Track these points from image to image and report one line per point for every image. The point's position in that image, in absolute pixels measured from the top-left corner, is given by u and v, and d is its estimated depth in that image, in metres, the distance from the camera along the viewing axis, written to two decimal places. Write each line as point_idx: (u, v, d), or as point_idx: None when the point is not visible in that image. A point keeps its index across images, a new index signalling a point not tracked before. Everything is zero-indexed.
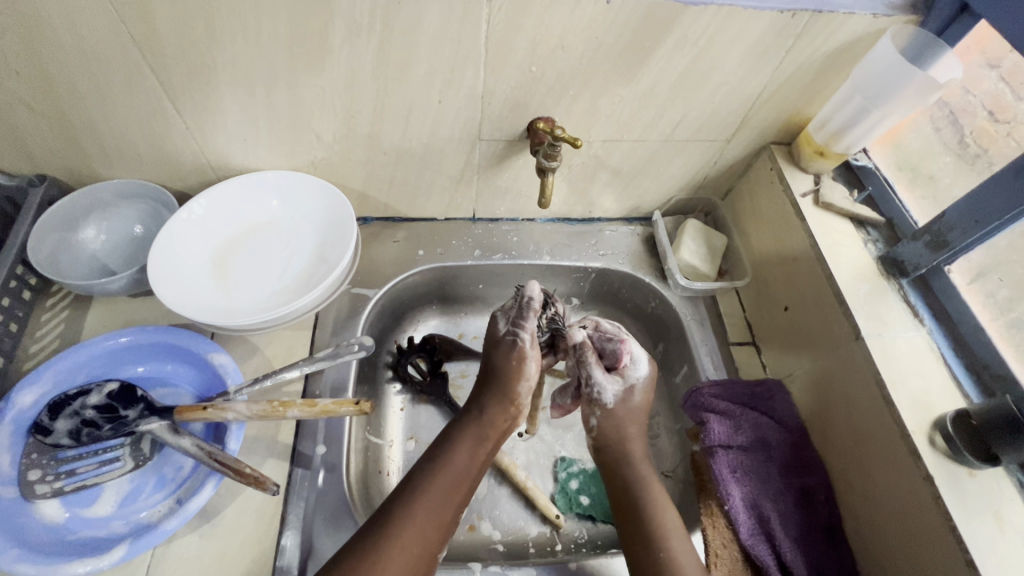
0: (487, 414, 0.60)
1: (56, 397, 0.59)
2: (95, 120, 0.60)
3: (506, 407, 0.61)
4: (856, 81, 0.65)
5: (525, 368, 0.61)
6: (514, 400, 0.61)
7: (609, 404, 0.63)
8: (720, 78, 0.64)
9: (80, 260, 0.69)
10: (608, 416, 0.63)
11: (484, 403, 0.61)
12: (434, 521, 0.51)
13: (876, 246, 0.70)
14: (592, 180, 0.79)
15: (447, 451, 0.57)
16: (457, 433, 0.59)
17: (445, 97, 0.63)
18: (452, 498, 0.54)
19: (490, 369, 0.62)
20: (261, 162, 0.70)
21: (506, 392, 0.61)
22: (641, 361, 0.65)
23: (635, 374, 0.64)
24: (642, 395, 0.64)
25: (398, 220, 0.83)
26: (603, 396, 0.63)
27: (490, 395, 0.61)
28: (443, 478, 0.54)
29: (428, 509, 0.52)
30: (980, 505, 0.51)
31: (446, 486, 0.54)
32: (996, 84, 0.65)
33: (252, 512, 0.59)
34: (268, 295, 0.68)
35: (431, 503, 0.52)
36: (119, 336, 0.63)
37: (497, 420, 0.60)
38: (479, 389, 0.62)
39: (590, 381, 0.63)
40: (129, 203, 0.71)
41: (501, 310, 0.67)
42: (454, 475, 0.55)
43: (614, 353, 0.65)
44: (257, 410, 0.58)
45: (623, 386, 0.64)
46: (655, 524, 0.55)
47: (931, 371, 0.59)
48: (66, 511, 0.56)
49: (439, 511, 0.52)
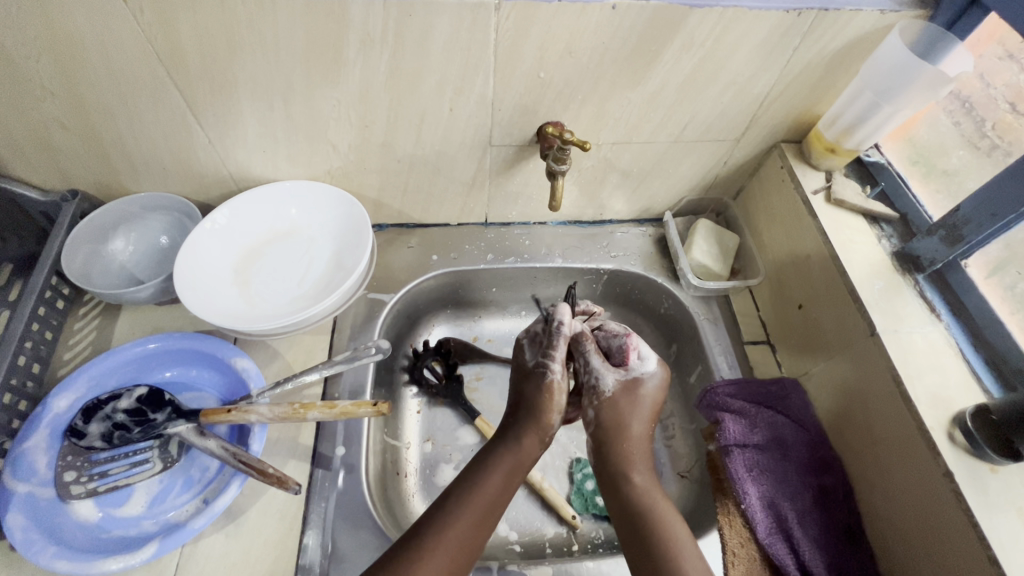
0: (522, 443, 0.58)
1: (90, 401, 0.61)
2: (124, 136, 0.63)
3: (541, 435, 0.59)
4: (866, 78, 0.64)
5: (556, 403, 0.59)
6: (547, 430, 0.59)
7: (607, 392, 0.61)
8: (727, 77, 0.64)
9: (110, 271, 0.72)
10: (610, 407, 0.60)
11: (519, 431, 0.59)
12: (461, 547, 0.51)
13: (890, 242, 0.69)
14: (602, 182, 0.80)
15: (480, 476, 0.55)
16: (493, 459, 0.57)
17: (456, 105, 0.64)
18: (481, 522, 0.53)
19: (524, 396, 0.61)
20: (280, 172, 0.72)
21: (538, 421, 0.59)
22: (648, 358, 0.63)
23: (642, 369, 0.62)
24: (650, 396, 0.61)
25: (411, 227, 0.85)
26: (602, 384, 0.61)
27: (525, 422, 0.59)
28: (473, 505, 0.53)
29: (459, 537, 0.51)
30: (1004, 502, 0.50)
31: (475, 512, 0.53)
32: (1014, 75, 0.64)
33: (275, 511, 0.60)
34: (289, 300, 0.70)
35: (463, 527, 0.52)
36: (147, 343, 0.65)
37: (530, 451, 0.58)
38: (511, 415, 0.61)
39: (589, 369, 0.63)
40: (155, 215, 0.74)
41: (527, 338, 0.66)
42: (485, 500, 0.54)
43: (620, 347, 0.65)
44: (279, 413, 0.59)
45: (626, 378, 0.62)
46: (666, 537, 0.52)
47: (951, 366, 0.58)
48: (99, 511, 0.58)
49: (469, 536, 0.52)
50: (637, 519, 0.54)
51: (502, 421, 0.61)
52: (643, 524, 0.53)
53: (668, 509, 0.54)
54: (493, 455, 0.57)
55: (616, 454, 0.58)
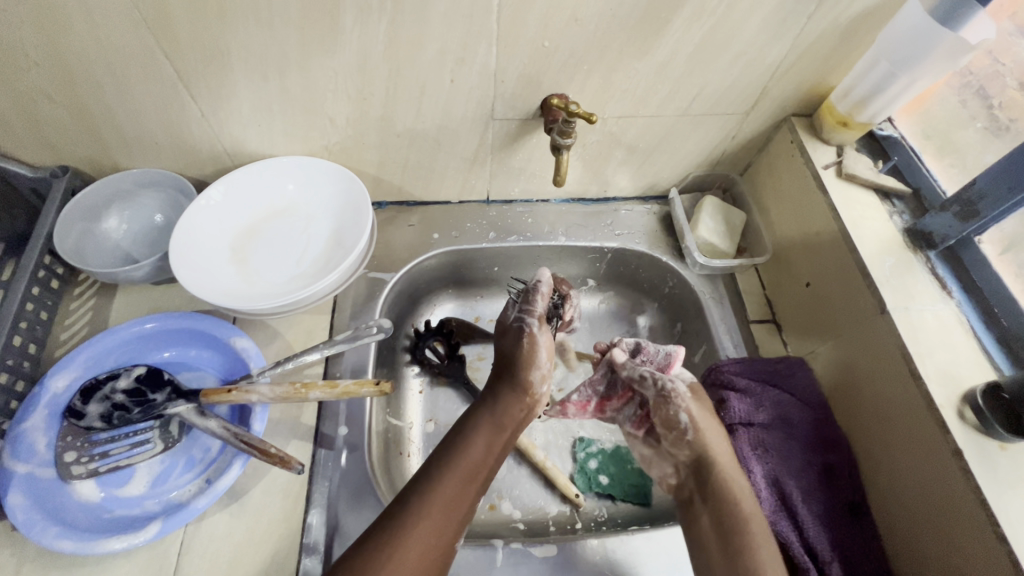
0: (504, 405, 0.61)
1: (88, 381, 0.60)
2: (113, 108, 0.61)
3: (524, 398, 0.62)
4: (883, 46, 0.62)
5: (537, 356, 0.62)
6: (528, 386, 0.62)
7: (683, 391, 0.62)
8: (739, 47, 0.62)
9: (104, 250, 0.71)
10: (693, 413, 0.61)
11: (499, 393, 0.62)
12: (448, 508, 0.52)
13: (902, 218, 0.67)
14: (607, 158, 0.78)
15: (464, 440, 0.57)
16: (475, 425, 0.59)
17: (458, 76, 0.62)
18: (467, 484, 0.54)
19: (506, 356, 0.64)
20: (276, 148, 0.70)
21: (522, 381, 0.62)
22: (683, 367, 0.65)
23: (687, 371, 0.65)
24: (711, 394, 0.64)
25: (412, 205, 0.83)
26: (677, 388, 0.62)
27: (506, 383, 0.63)
28: (455, 466, 0.55)
29: (444, 499, 0.52)
30: (1013, 479, 0.49)
31: (460, 474, 0.55)
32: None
33: (278, 491, 0.60)
34: (288, 278, 0.69)
35: (449, 488, 0.53)
36: (144, 322, 0.64)
37: (513, 413, 0.61)
38: (496, 378, 0.64)
39: (651, 380, 0.64)
40: (149, 192, 0.72)
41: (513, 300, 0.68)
42: (467, 462, 0.56)
43: (655, 359, 0.66)
44: (280, 392, 0.59)
45: (688, 381, 0.64)
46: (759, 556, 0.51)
47: (962, 344, 0.58)
48: (101, 491, 0.58)
49: (453, 498, 0.53)
50: (728, 534, 0.54)
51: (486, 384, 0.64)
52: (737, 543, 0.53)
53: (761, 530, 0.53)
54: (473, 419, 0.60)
55: (710, 470, 0.58)
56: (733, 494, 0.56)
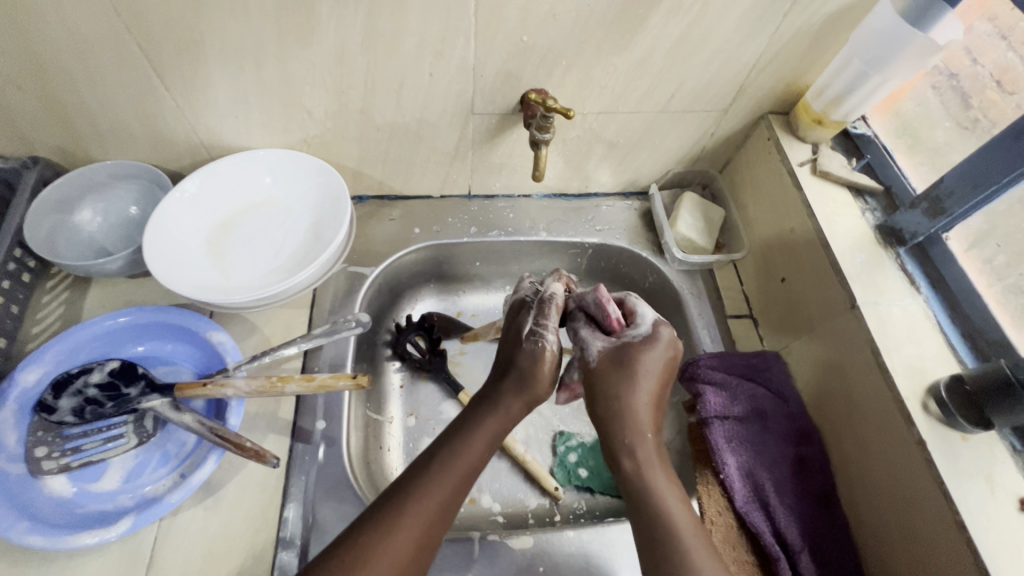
0: (507, 405, 0.56)
1: (59, 375, 0.59)
2: (84, 97, 0.60)
3: (528, 398, 0.57)
4: (855, 46, 0.63)
5: (541, 370, 0.56)
6: (536, 396, 0.57)
7: (593, 361, 0.56)
8: (716, 44, 0.63)
9: (77, 243, 0.69)
10: (601, 375, 0.55)
11: (504, 392, 0.56)
12: (429, 519, 0.50)
13: (874, 215, 0.69)
14: (587, 153, 0.78)
15: (459, 445, 0.53)
16: (476, 428, 0.55)
17: (436, 69, 0.62)
18: (456, 493, 0.52)
19: (511, 360, 0.58)
20: (254, 140, 0.70)
21: (526, 388, 0.56)
22: (643, 319, 0.58)
23: (634, 333, 0.57)
24: (657, 355, 0.56)
25: (393, 199, 0.83)
26: (587, 352, 0.57)
27: (513, 383, 0.57)
28: (448, 474, 0.52)
29: (426, 510, 0.50)
30: (973, 468, 0.51)
31: (450, 484, 0.52)
32: (1004, 53, 0.63)
33: (254, 485, 0.60)
34: (265, 272, 0.68)
35: (432, 503, 0.50)
36: (119, 316, 0.64)
37: (515, 414, 0.56)
38: (497, 377, 0.58)
39: (578, 339, 0.59)
40: (123, 184, 0.71)
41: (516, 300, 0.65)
42: (460, 471, 0.52)
43: (601, 309, 0.59)
44: (256, 386, 0.59)
45: (616, 344, 0.57)
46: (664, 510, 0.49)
47: (928, 338, 0.59)
48: (73, 486, 0.57)
49: (434, 512, 0.50)
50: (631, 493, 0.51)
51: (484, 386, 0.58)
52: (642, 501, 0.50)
53: (662, 482, 0.51)
54: (477, 421, 0.55)
55: (616, 428, 0.53)
56: (629, 451, 0.52)
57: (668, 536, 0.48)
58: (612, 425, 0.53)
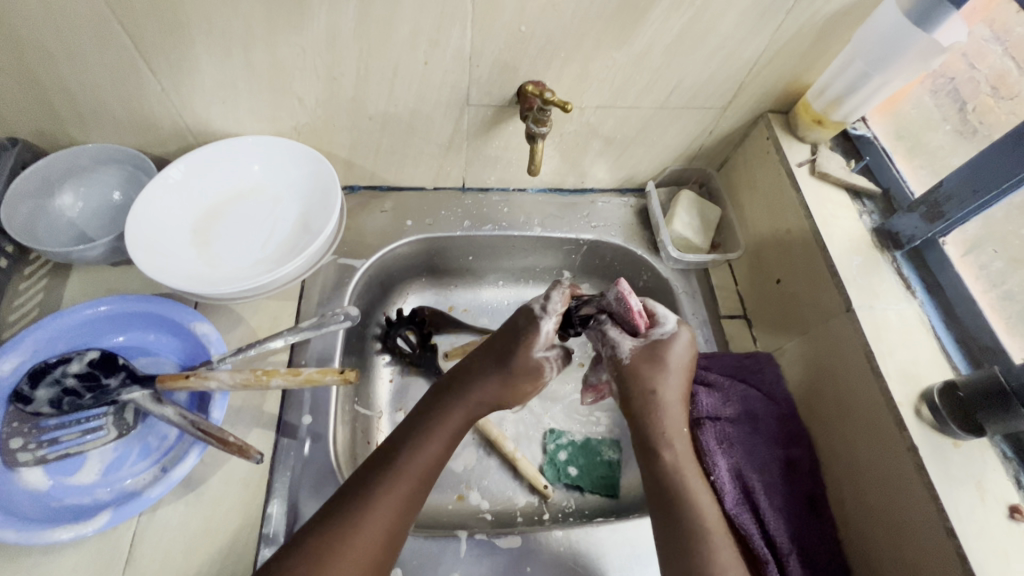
0: (476, 393, 0.57)
1: (36, 365, 0.58)
2: (63, 78, 0.57)
3: (499, 390, 0.58)
4: (857, 46, 0.62)
5: (522, 387, 0.58)
6: (507, 389, 0.58)
7: (626, 359, 0.59)
8: (717, 40, 0.61)
9: (58, 228, 0.67)
10: (633, 374, 0.58)
11: (480, 380, 0.57)
12: (394, 515, 0.50)
13: (871, 218, 0.68)
14: (584, 148, 0.77)
15: (423, 440, 0.54)
16: (436, 422, 0.55)
17: (431, 58, 0.60)
18: (421, 486, 0.52)
19: (499, 347, 0.58)
20: (243, 126, 0.68)
21: (504, 378, 0.57)
22: (665, 318, 0.61)
23: (661, 331, 0.60)
24: (681, 352, 0.59)
25: (385, 190, 0.81)
26: (619, 352, 0.59)
27: (490, 369, 0.57)
28: (408, 469, 0.52)
29: (389, 507, 0.50)
30: (964, 475, 0.51)
31: (412, 478, 0.52)
32: (999, 59, 0.64)
33: (238, 480, 0.59)
34: (252, 263, 0.67)
35: (394, 501, 0.50)
36: (99, 305, 0.62)
37: (482, 401, 0.57)
38: (480, 358, 0.59)
39: (607, 341, 0.61)
40: (107, 168, 0.69)
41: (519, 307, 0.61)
42: (422, 464, 0.53)
43: (622, 305, 0.59)
44: (240, 379, 0.57)
45: (645, 344, 0.59)
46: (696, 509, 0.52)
47: (922, 343, 0.59)
48: (49, 479, 0.55)
49: (397, 510, 0.50)
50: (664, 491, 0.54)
51: (457, 371, 0.59)
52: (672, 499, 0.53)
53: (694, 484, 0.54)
54: (444, 414, 0.56)
55: (650, 425, 0.56)
56: (667, 443, 0.55)
57: (702, 533, 0.51)
58: (646, 424, 0.57)
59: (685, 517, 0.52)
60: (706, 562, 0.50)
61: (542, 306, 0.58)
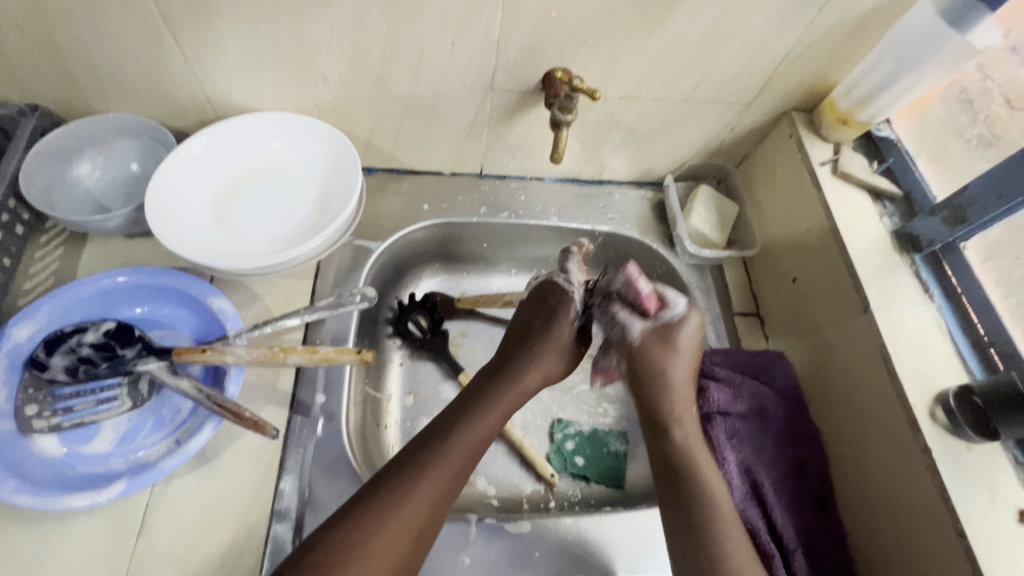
0: (522, 377, 0.60)
1: (52, 333, 0.58)
2: (86, 45, 0.57)
3: (540, 371, 0.62)
4: (889, 45, 0.62)
5: (549, 359, 0.62)
6: (547, 370, 0.62)
7: (636, 341, 0.63)
8: (747, 34, 0.61)
9: (74, 197, 0.67)
10: (643, 354, 0.62)
11: (518, 365, 0.61)
12: (444, 486, 0.52)
13: (891, 220, 0.68)
14: (604, 139, 0.76)
15: (477, 417, 0.56)
16: (493, 397, 0.58)
17: (459, 40, 0.60)
18: (467, 463, 0.54)
19: (531, 325, 0.64)
20: (264, 102, 0.67)
21: (541, 362, 0.62)
22: (675, 301, 0.64)
23: (672, 314, 0.64)
24: (687, 336, 0.63)
25: (403, 173, 0.81)
26: (630, 333, 0.63)
27: (526, 352, 0.62)
28: (459, 445, 0.54)
29: (440, 478, 0.52)
30: (975, 478, 0.51)
31: (462, 453, 0.54)
32: (1014, 67, 0.66)
33: (251, 455, 0.59)
34: (270, 240, 0.67)
35: (443, 475, 0.52)
36: (115, 276, 0.61)
37: (529, 386, 0.61)
38: (519, 341, 0.63)
39: (616, 322, 0.64)
40: (124, 139, 0.69)
41: (536, 287, 0.66)
42: (474, 442, 0.55)
43: (633, 289, 0.63)
44: (257, 355, 0.57)
45: (656, 326, 0.63)
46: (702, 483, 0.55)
47: (938, 346, 0.59)
48: (64, 447, 0.55)
49: (448, 481, 0.52)
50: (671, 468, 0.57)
51: (502, 356, 0.63)
52: (681, 478, 0.56)
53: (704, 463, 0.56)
54: (493, 394, 0.58)
55: (663, 405, 0.60)
56: (678, 422, 0.59)
57: (707, 508, 0.53)
58: (659, 406, 0.60)
59: (693, 500, 0.54)
60: (714, 541, 0.52)
61: (565, 280, 0.64)
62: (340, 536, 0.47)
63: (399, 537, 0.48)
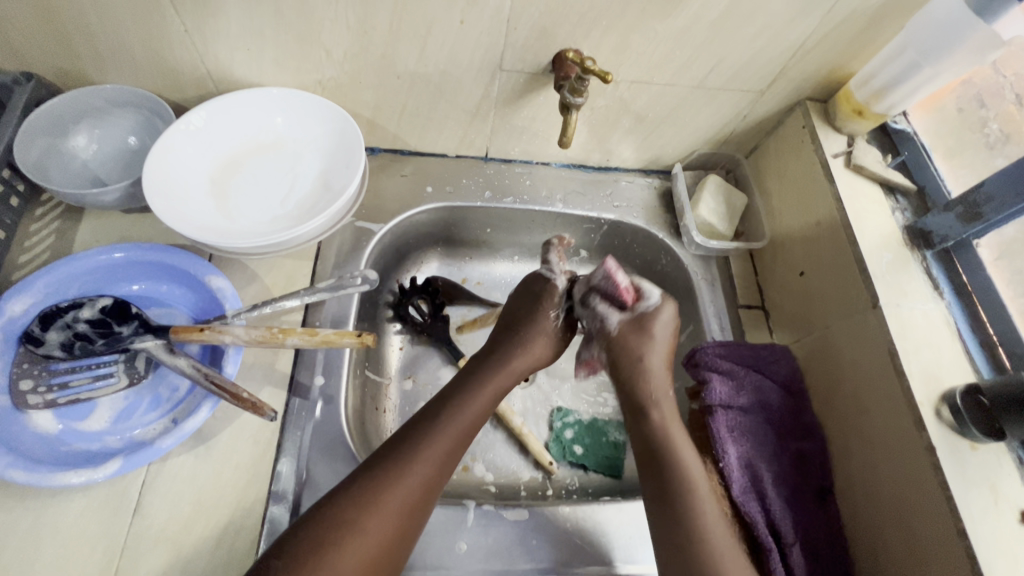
0: (511, 362, 0.60)
1: (47, 308, 0.57)
2: (82, 13, 0.55)
3: (527, 355, 0.61)
4: (911, 35, 0.60)
5: (533, 348, 0.61)
6: (531, 361, 0.61)
7: (613, 330, 0.60)
8: (765, 19, 0.59)
9: (70, 170, 0.65)
10: (619, 343, 0.60)
11: (506, 353, 0.60)
12: (439, 463, 0.51)
13: (904, 214, 0.67)
14: (613, 125, 0.75)
15: (469, 395, 0.56)
16: (482, 379, 0.57)
17: (468, 17, 0.58)
18: (456, 449, 0.53)
19: (514, 318, 0.63)
20: (266, 77, 0.65)
21: (526, 349, 0.61)
22: (650, 292, 0.61)
23: (646, 305, 0.61)
24: (661, 326, 0.60)
25: (407, 154, 0.79)
26: (606, 325, 0.61)
27: (512, 341, 0.61)
28: (448, 431, 0.53)
29: (435, 455, 0.51)
30: (978, 477, 0.51)
31: (452, 438, 0.53)
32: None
33: (248, 437, 0.58)
34: (270, 218, 0.65)
35: (438, 455, 0.51)
36: (112, 252, 0.60)
37: (517, 368, 0.60)
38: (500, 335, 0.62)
39: (594, 315, 0.62)
40: (123, 112, 0.67)
41: (523, 282, 0.66)
42: (464, 425, 0.54)
43: (611, 282, 0.60)
44: (256, 336, 0.56)
45: (632, 318, 0.61)
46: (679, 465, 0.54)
47: (947, 344, 0.58)
48: (59, 423, 0.55)
49: (441, 462, 0.52)
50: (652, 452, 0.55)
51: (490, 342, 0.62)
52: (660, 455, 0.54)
53: (681, 443, 0.55)
54: (484, 377, 0.58)
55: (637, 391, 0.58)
56: (654, 402, 0.57)
57: (684, 488, 0.52)
58: (638, 393, 0.58)
59: (669, 477, 0.53)
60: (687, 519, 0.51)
61: (548, 269, 0.64)
62: (340, 511, 0.47)
63: (394, 516, 0.48)
